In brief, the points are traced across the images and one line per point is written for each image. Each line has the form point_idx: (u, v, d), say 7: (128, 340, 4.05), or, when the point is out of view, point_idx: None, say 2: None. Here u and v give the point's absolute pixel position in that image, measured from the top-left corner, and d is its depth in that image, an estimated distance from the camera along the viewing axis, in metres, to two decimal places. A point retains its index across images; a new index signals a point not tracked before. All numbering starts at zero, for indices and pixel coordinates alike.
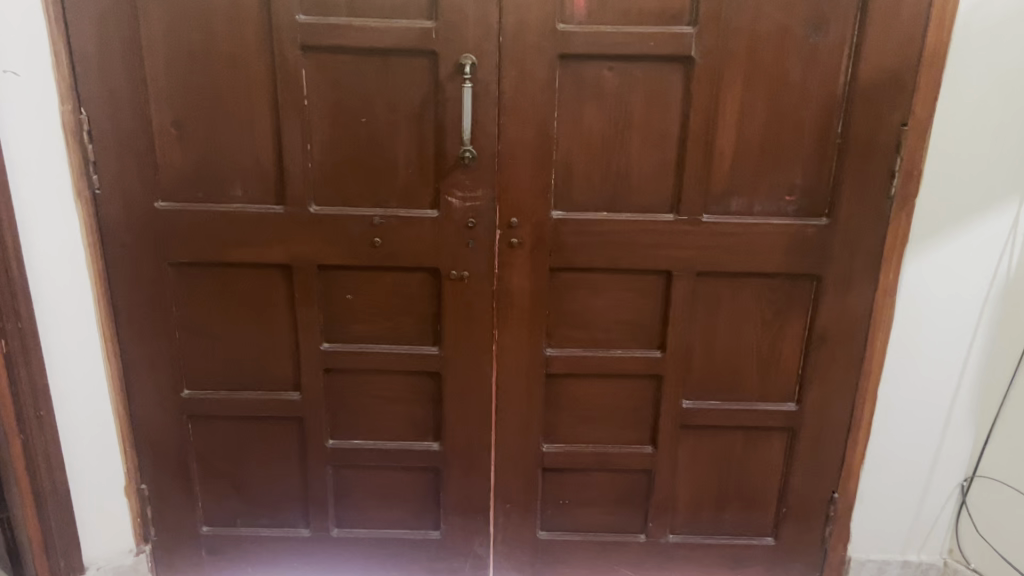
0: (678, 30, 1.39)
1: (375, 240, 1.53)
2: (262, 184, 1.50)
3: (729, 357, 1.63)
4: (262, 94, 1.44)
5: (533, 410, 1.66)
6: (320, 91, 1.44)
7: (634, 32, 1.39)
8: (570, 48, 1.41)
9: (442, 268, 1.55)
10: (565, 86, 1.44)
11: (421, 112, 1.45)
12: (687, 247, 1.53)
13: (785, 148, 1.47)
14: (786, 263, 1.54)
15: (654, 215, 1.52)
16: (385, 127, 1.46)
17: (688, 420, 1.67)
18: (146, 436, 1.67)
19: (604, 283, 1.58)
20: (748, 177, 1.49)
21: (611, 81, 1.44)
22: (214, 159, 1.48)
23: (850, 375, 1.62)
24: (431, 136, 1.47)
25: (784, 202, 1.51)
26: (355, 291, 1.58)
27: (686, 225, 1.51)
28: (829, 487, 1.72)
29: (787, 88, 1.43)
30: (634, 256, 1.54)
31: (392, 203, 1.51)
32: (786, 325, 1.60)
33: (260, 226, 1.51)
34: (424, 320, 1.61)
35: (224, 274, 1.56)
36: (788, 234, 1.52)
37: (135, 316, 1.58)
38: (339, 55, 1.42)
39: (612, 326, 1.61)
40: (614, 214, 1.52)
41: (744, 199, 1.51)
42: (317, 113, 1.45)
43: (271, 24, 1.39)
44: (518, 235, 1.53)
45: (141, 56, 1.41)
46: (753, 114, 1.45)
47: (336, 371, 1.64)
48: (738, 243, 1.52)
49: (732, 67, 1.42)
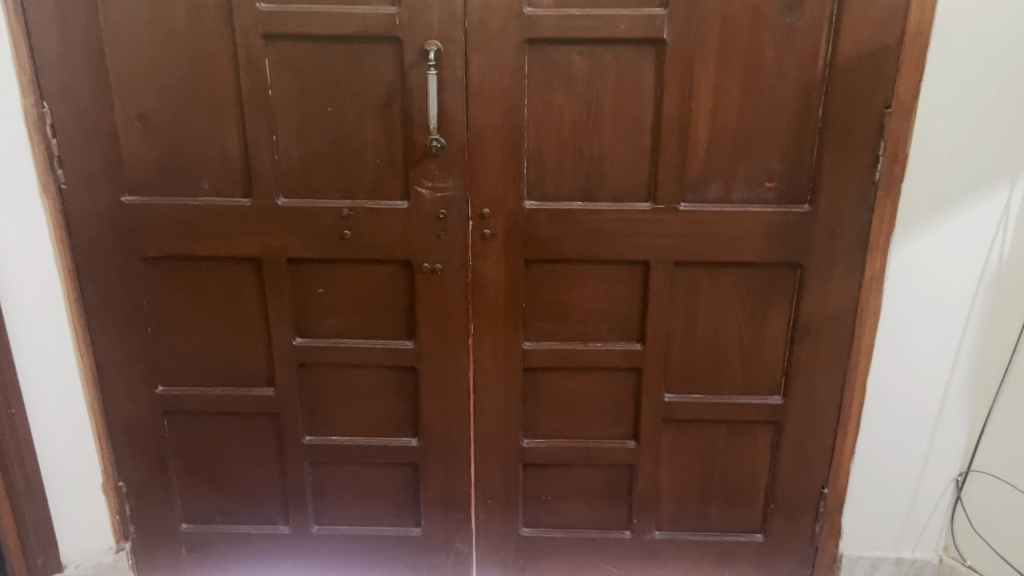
0: (648, 12, 1.34)
1: (345, 233, 1.49)
2: (228, 177, 1.48)
3: (711, 349, 1.58)
4: (226, 84, 1.41)
5: (511, 405, 1.63)
6: (284, 81, 1.41)
7: (601, 15, 1.34)
8: (537, 33, 1.35)
9: (413, 260, 1.52)
10: (533, 72, 1.39)
11: (386, 101, 1.42)
12: (663, 236, 1.48)
13: (764, 133, 1.42)
14: (769, 252, 1.49)
15: (630, 204, 1.48)
16: (351, 116, 1.43)
17: (670, 414, 1.62)
18: (122, 431, 1.66)
19: (580, 274, 1.53)
20: (725, 163, 1.44)
21: (580, 65, 1.39)
22: (180, 152, 1.46)
23: (836, 365, 1.57)
24: (399, 125, 1.43)
25: (763, 189, 1.46)
26: (326, 284, 1.55)
27: (662, 214, 1.47)
28: (818, 482, 1.67)
29: (765, 70, 1.38)
30: (610, 247, 1.50)
31: (361, 194, 1.49)
32: (769, 316, 1.55)
33: (227, 219, 1.49)
34: (398, 313, 1.58)
35: (195, 268, 1.54)
36: (769, 222, 1.47)
37: (106, 311, 1.57)
38: (301, 43, 1.38)
39: (591, 319, 1.57)
40: (588, 204, 1.48)
41: (722, 186, 1.46)
42: (282, 103, 1.43)
43: (232, 14, 1.36)
44: (490, 225, 1.49)
45: (102, 48, 1.39)
46: (728, 98, 1.40)
47: (311, 366, 1.62)
48: (717, 232, 1.47)
49: (705, 50, 1.36)
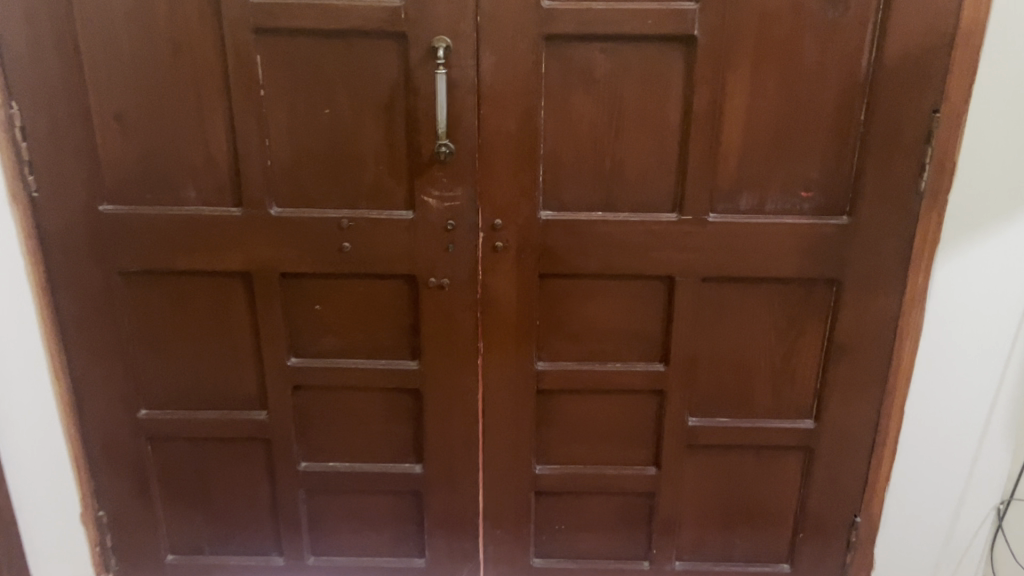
0: (678, 6, 1.22)
1: (344, 245, 1.37)
2: (216, 184, 1.35)
3: (739, 370, 1.47)
4: (213, 84, 1.29)
5: (522, 430, 1.51)
6: (277, 80, 1.28)
7: (626, 9, 1.22)
8: (556, 29, 1.23)
9: (418, 275, 1.40)
10: (551, 71, 1.27)
11: (389, 103, 1.29)
12: (690, 250, 1.37)
13: (800, 138, 1.31)
14: (804, 267, 1.37)
15: (654, 214, 1.36)
16: (351, 119, 1.31)
17: (693, 439, 1.51)
18: (101, 457, 1.54)
19: (599, 290, 1.42)
20: (758, 171, 1.33)
21: (602, 64, 1.27)
22: (162, 157, 1.34)
23: (873, 387, 1.46)
24: (403, 129, 1.31)
25: (799, 199, 1.34)
26: (324, 301, 1.43)
27: (689, 225, 1.35)
28: (850, 510, 1.56)
29: (803, 70, 1.26)
30: (632, 260, 1.38)
31: (362, 204, 1.36)
32: (802, 336, 1.44)
33: (215, 230, 1.37)
34: (400, 332, 1.46)
35: (182, 283, 1.42)
36: (804, 235, 1.35)
37: (83, 329, 1.44)
38: (296, 38, 1.26)
39: (609, 338, 1.45)
40: (609, 214, 1.36)
41: (755, 196, 1.34)
42: (274, 104, 1.30)
43: (219, 6, 1.23)
44: (502, 238, 1.38)
45: (76, 42, 1.26)
46: (763, 101, 1.28)
47: (306, 388, 1.50)
48: (749, 245, 1.36)
49: (739, 48, 1.25)
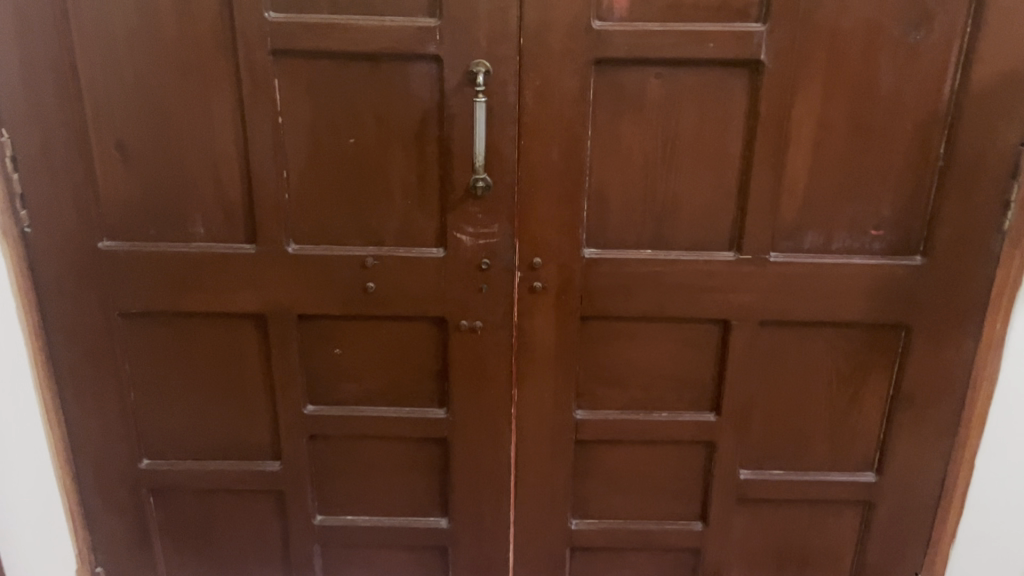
0: (743, 28, 1.10)
1: (368, 286, 1.25)
2: (227, 219, 1.23)
3: (795, 419, 1.35)
4: (225, 110, 1.16)
5: (558, 483, 1.39)
6: (296, 106, 1.16)
7: (686, 31, 1.10)
8: (607, 52, 1.11)
9: (449, 317, 1.28)
10: (599, 98, 1.15)
11: (420, 131, 1.17)
12: (748, 292, 1.25)
13: (871, 172, 1.19)
14: (871, 311, 1.26)
15: (709, 253, 1.24)
16: (378, 149, 1.18)
17: (744, 493, 1.39)
18: (100, 510, 1.42)
19: (646, 334, 1.30)
20: (824, 208, 1.21)
21: (656, 90, 1.15)
22: (168, 190, 1.21)
23: (942, 439, 1.35)
24: (435, 159, 1.19)
25: (868, 238, 1.23)
26: (344, 344, 1.31)
27: (748, 266, 1.24)
28: (911, 567, 1.45)
29: (878, 98, 1.14)
30: (684, 303, 1.26)
31: (388, 240, 1.24)
32: (865, 383, 1.32)
33: (227, 269, 1.24)
34: (427, 378, 1.33)
35: (189, 325, 1.30)
36: (873, 277, 1.24)
37: (80, 375, 1.32)
38: (318, 60, 1.14)
39: (656, 385, 1.33)
40: (660, 253, 1.25)
41: (821, 234, 1.23)
42: (293, 132, 1.18)
43: (233, 24, 1.11)
44: (541, 278, 1.25)
45: (74, 64, 1.14)
46: (833, 131, 1.16)
47: (324, 437, 1.37)
48: (812, 287, 1.24)
49: (809, 74, 1.13)
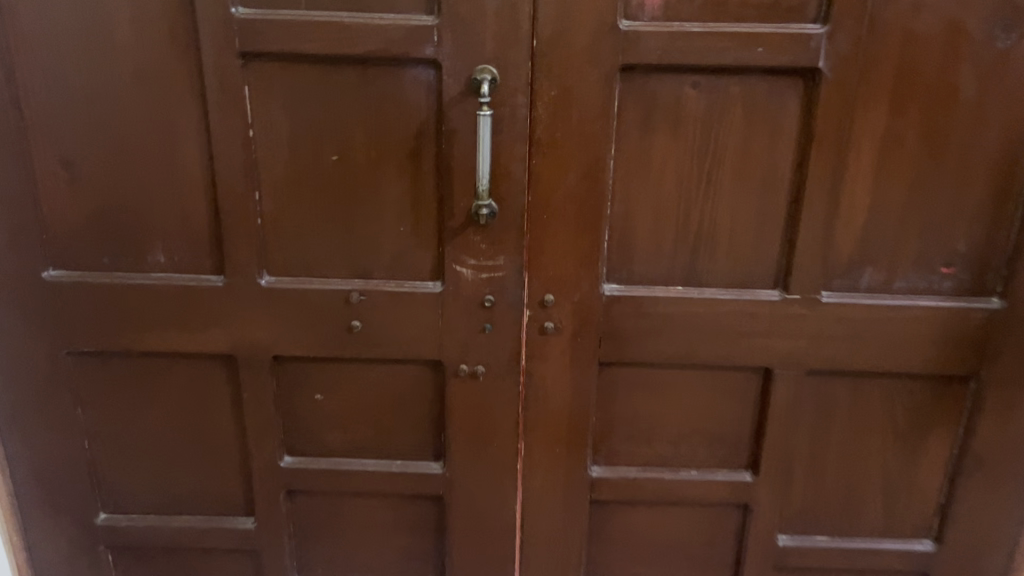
0: (800, 30, 0.92)
1: (352, 325, 1.08)
2: (191, 247, 1.06)
3: (844, 480, 1.18)
4: (187, 121, 1.00)
5: (570, 548, 1.22)
6: (269, 117, 0.99)
7: (731, 32, 0.92)
8: (637, 57, 0.94)
9: (447, 361, 1.11)
10: (626, 111, 0.98)
11: (415, 148, 1.00)
12: (794, 336, 1.08)
13: (943, 200, 1.01)
14: (936, 359, 1.09)
15: (750, 292, 1.07)
16: (365, 168, 1.01)
17: (783, 561, 1.22)
18: (51, 570, 1.25)
19: (674, 381, 1.13)
20: (886, 241, 1.04)
21: (694, 102, 0.97)
22: (122, 213, 1.04)
23: (1014, 505, 1.17)
24: (432, 181, 1.02)
25: (937, 276, 1.06)
26: (326, 390, 1.14)
27: (795, 306, 1.07)
28: None
29: (956, 114, 0.97)
30: (719, 347, 1.10)
31: (377, 273, 1.07)
32: (926, 440, 1.15)
33: (191, 304, 1.08)
34: (422, 428, 1.16)
35: (150, 366, 1.13)
36: (941, 321, 1.07)
37: (26, 421, 1.15)
38: (295, 63, 0.96)
39: (684, 438, 1.16)
40: (693, 290, 1.07)
41: (881, 271, 1.06)
42: (266, 148, 1.01)
43: (196, 22, 0.94)
44: (554, 317, 1.08)
45: (11, 68, 0.98)
46: (900, 153, 0.99)
47: (304, 492, 1.21)
48: (870, 331, 1.08)
49: (875, 85, 0.95)
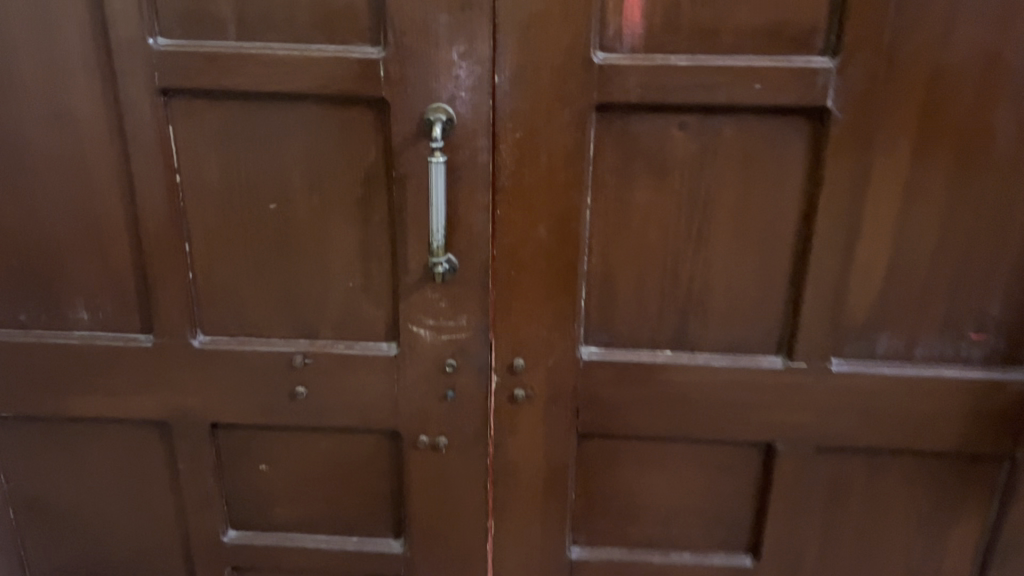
0: (804, 63, 0.78)
1: (298, 390, 0.96)
2: (117, 303, 0.94)
3: (857, 566, 1.04)
4: (106, 164, 0.88)
5: None
6: (197, 161, 0.87)
7: (724, 66, 0.79)
8: (614, 94, 0.81)
9: (404, 430, 0.98)
10: (603, 155, 0.85)
11: (364, 196, 0.88)
12: (799, 408, 0.95)
13: (974, 259, 0.87)
14: (964, 435, 0.95)
15: (748, 358, 0.94)
16: (306, 218, 0.89)
17: None
18: None
19: (663, 455, 1.00)
20: (907, 302, 0.90)
21: (681, 145, 0.84)
22: (39, 265, 0.93)
23: None
24: (382, 232, 0.89)
25: (965, 343, 0.91)
26: (272, 460, 1.02)
27: (800, 375, 0.93)
28: None
29: (990, 162, 0.83)
30: (713, 419, 0.96)
31: (324, 333, 0.95)
32: (951, 527, 1.01)
33: (118, 365, 0.96)
34: (379, 502, 1.04)
35: (79, 432, 1.02)
36: (969, 394, 0.93)
37: None
38: (225, 101, 0.85)
39: (675, 517, 1.03)
40: (683, 355, 0.94)
41: (901, 337, 0.92)
42: (195, 195, 0.89)
43: (111, 54, 0.83)
44: (525, 384, 0.95)
45: None
46: (924, 203, 0.85)
47: (250, 570, 1.08)
48: (887, 404, 0.94)
49: (895, 125, 0.81)
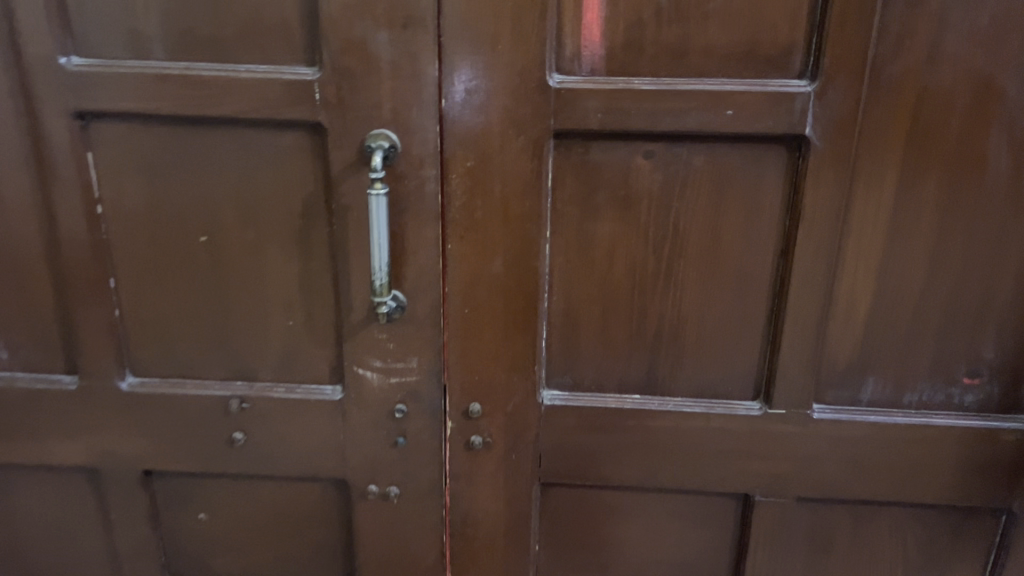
0: (779, 86, 0.71)
1: (236, 436, 0.89)
2: (38, 342, 0.87)
3: None
4: (20, 193, 0.81)
5: None
6: (120, 190, 0.80)
7: (691, 90, 0.72)
8: (573, 120, 0.74)
9: (352, 479, 0.91)
10: (563, 185, 0.78)
11: (303, 229, 0.80)
12: (778, 457, 0.88)
13: (967, 300, 0.80)
14: (956, 488, 0.87)
15: (723, 403, 0.86)
16: (240, 252, 0.82)
17: None
18: None
19: (632, 506, 0.92)
20: (894, 346, 0.83)
21: (648, 175, 0.77)
22: None
23: None
24: (323, 267, 0.82)
25: (957, 389, 0.84)
26: (211, 510, 0.95)
27: (779, 423, 0.86)
28: None
29: (985, 196, 0.76)
30: (685, 469, 0.89)
31: (263, 374, 0.87)
32: None
33: (40, 409, 0.89)
34: (327, 555, 0.96)
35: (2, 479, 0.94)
36: (962, 444, 0.86)
37: None
38: (147, 126, 0.77)
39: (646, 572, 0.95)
40: (653, 400, 0.87)
41: (887, 382, 0.85)
42: (119, 227, 0.81)
43: (20, 75, 0.75)
44: (482, 430, 0.88)
45: None
46: (913, 240, 0.78)
47: None
48: (872, 454, 0.87)
49: (881, 155, 0.74)
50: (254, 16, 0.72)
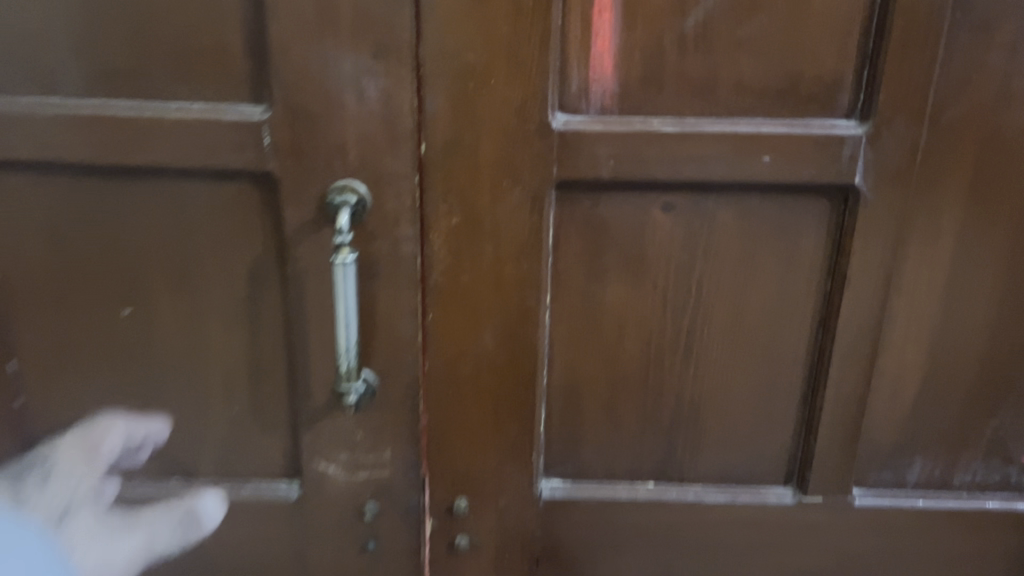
0: (825, 128, 0.60)
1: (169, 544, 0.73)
2: None
3: None
4: None
5: None
6: (18, 254, 0.65)
7: (722, 132, 0.60)
8: (580, 168, 0.61)
9: None
10: (566, 244, 0.65)
11: (249, 299, 0.66)
12: (811, 550, 0.76)
13: None
14: None
15: (750, 490, 0.74)
16: (172, 327, 0.67)
17: None
18: None
19: None
20: (945, 421, 0.72)
21: (667, 232, 0.64)
22: None
23: None
24: (275, 344, 0.67)
25: (1014, 468, 0.74)
26: None
27: (814, 511, 0.74)
28: None
29: None
30: (706, 567, 0.76)
31: (203, 470, 0.72)
32: None
33: None
34: None
35: None
36: (1018, 531, 0.75)
37: None
38: (52, 180, 0.62)
39: None
40: (669, 489, 0.74)
41: (936, 462, 0.73)
42: (19, 298, 0.66)
43: None
44: (468, 529, 0.74)
45: None
46: (971, 303, 0.67)
47: None
48: (919, 544, 0.75)
49: (940, 207, 0.63)
50: (185, 44, 0.58)
